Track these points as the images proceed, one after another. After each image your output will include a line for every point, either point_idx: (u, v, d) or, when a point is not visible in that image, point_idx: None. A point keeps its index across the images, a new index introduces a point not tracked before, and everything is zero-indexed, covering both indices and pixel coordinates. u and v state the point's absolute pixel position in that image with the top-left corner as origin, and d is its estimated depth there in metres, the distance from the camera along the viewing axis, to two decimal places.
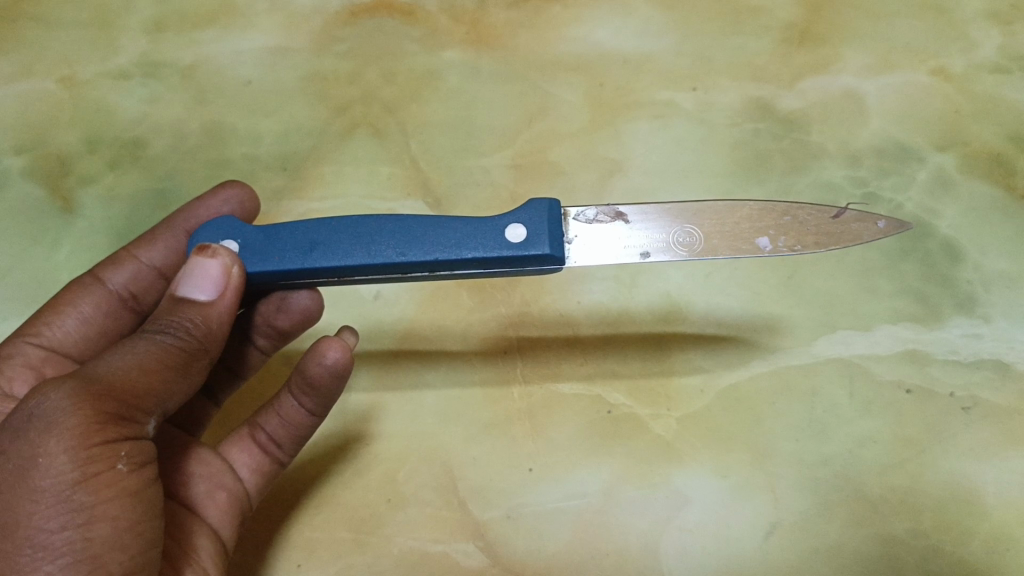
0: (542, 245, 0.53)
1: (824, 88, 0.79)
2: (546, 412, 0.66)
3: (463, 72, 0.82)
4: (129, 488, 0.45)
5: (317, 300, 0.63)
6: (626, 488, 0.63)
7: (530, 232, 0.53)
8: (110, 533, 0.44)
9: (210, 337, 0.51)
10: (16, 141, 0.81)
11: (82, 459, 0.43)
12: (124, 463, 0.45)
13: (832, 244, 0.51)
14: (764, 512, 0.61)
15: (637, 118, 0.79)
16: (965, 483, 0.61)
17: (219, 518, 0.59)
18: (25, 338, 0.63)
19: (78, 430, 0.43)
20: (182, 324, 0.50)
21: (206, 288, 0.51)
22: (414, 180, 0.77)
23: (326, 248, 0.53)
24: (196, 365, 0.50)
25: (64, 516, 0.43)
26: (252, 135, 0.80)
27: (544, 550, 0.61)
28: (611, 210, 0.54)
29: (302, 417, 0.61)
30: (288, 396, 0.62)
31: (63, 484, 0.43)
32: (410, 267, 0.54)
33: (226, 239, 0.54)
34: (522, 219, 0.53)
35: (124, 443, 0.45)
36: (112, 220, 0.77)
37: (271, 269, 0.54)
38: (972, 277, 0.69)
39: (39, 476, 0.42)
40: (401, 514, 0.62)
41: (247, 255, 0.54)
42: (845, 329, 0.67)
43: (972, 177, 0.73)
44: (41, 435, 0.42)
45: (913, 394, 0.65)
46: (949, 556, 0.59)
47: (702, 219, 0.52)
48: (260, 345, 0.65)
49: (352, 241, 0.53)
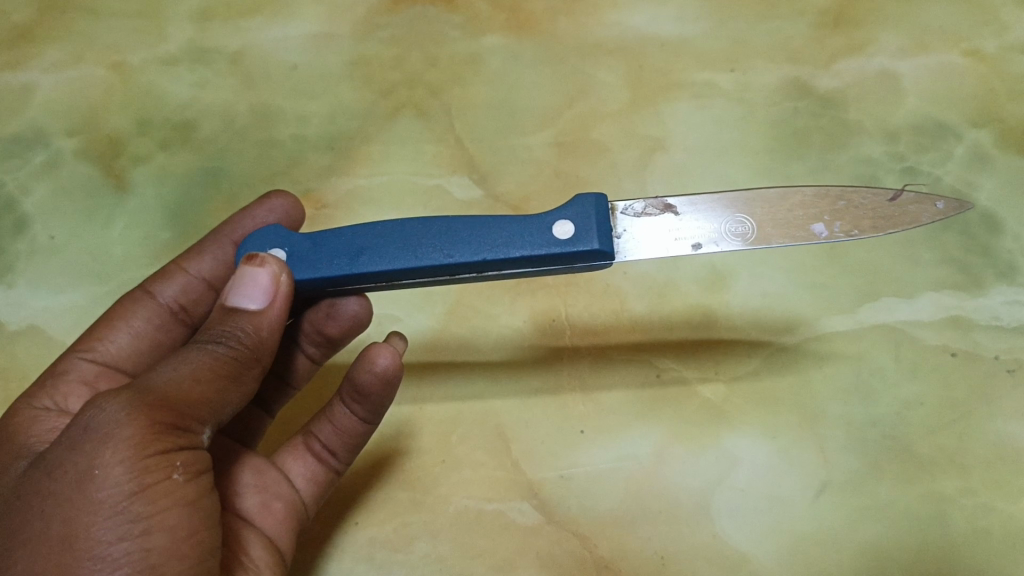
0: (590, 240, 0.52)
1: (860, 69, 0.80)
2: (596, 377, 0.67)
3: (504, 57, 0.84)
4: (184, 497, 0.46)
5: (365, 306, 0.62)
6: (676, 450, 0.64)
7: (577, 228, 0.52)
8: (167, 543, 0.44)
9: (260, 345, 0.51)
10: (69, 124, 0.83)
11: (138, 470, 0.43)
12: (179, 472, 0.46)
13: (886, 227, 0.52)
14: (815, 472, 0.62)
15: (678, 98, 0.80)
16: (1013, 442, 0.62)
17: (275, 527, 0.59)
18: (78, 353, 0.63)
19: (134, 440, 0.43)
20: (234, 333, 0.50)
21: (256, 296, 0.51)
22: (459, 158, 0.79)
23: (372, 253, 0.53)
24: (247, 374, 0.50)
25: (121, 527, 0.43)
26: (300, 117, 0.82)
27: (598, 509, 0.62)
28: (660, 202, 0.53)
29: (355, 424, 0.61)
30: (340, 403, 0.62)
31: (120, 495, 0.43)
32: (455, 268, 0.53)
33: (274, 248, 0.55)
34: (570, 215, 0.53)
35: (179, 452, 0.46)
36: (163, 198, 0.78)
37: (318, 277, 0.54)
38: (1011, 247, 0.70)
39: (97, 487, 0.42)
40: (456, 474, 0.64)
41: (295, 264, 0.54)
42: (889, 296, 0.69)
43: (1008, 152, 0.75)
44: (98, 447, 0.43)
45: (957, 358, 0.65)
46: (1000, 513, 0.60)
47: (753, 209, 0.52)
48: (310, 351, 0.65)
49: (399, 244, 0.53)
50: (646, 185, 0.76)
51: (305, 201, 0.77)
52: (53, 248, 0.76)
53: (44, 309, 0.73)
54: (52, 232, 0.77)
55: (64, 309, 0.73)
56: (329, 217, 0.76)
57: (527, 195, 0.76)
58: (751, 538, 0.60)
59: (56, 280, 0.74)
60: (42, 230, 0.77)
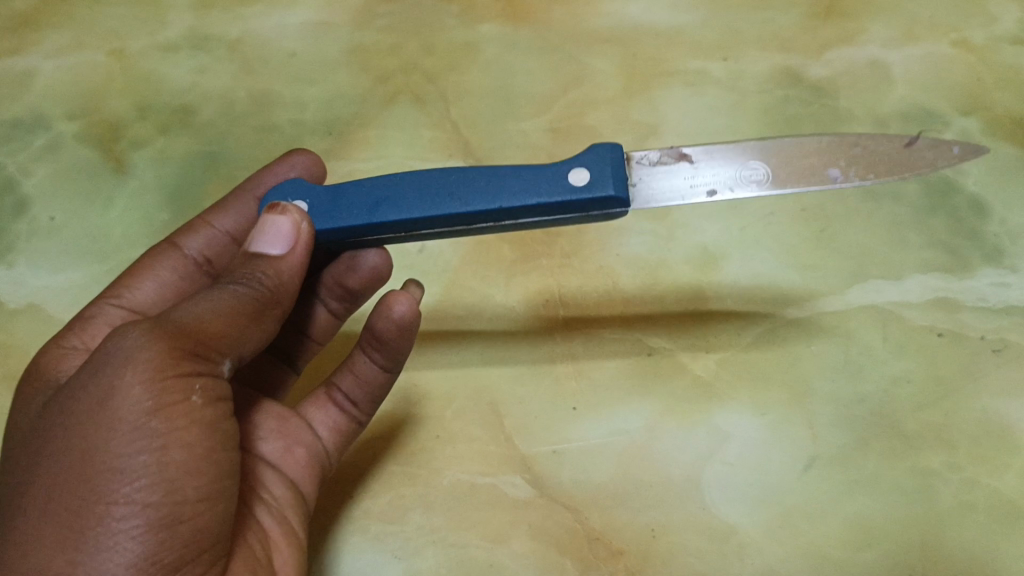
0: (606, 187, 0.52)
1: (850, 59, 0.82)
2: (589, 353, 0.68)
3: (501, 45, 0.85)
4: (204, 420, 0.46)
5: (386, 259, 0.63)
6: (667, 424, 0.64)
7: (593, 175, 0.52)
8: (185, 460, 0.44)
9: (280, 289, 0.51)
10: (69, 108, 0.84)
11: (158, 390, 0.44)
12: (199, 396, 0.46)
13: (903, 169, 0.51)
14: (803, 447, 0.63)
15: (670, 85, 0.81)
16: (998, 419, 0.63)
17: (298, 474, 0.60)
18: (107, 299, 0.63)
19: (154, 363, 0.43)
20: (255, 276, 0.50)
21: (277, 244, 0.51)
22: (455, 143, 0.80)
23: (392, 202, 0.53)
24: (268, 314, 0.50)
25: (142, 442, 0.43)
26: (298, 102, 0.83)
27: (590, 482, 0.62)
28: (675, 152, 0.53)
29: (375, 373, 0.62)
30: (360, 352, 0.62)
31: (140, 411, 0.43)
32: (474, 218, 0.53)
33: (294, 199, 0.55)
34: (585, 162, 0.52)
35: (199, 377, 0.46)
36: (162, 180, 0.79)
37: (338, 227, 0.54)
38: (998, 230, 0.71)
39: (118, 404, 0.43)
40: (450, 448, 0.64)
41: (315, 215, 0.55)
42: (877, 277, 0.70)
43: (995, 138, 0.76)
44: (119, 367, 0.43)
45: (944, 338, 0.66)
46: (985, 487, 0.61)
47: (768, 155, 0.52)
48: (331, 305, 0.66)
49: (416, 194, 0.53)
50: None
51: None
52: (53, 228, 0.77)
53: (44, 288, 0.74)
54: (52, 214, 0.78)
55: (64, 289, 0.74)
56: None
57: None
58: (739, 510, 0.61)
59: (56, 260, 0.75)
60: (43, 211, 0.78)
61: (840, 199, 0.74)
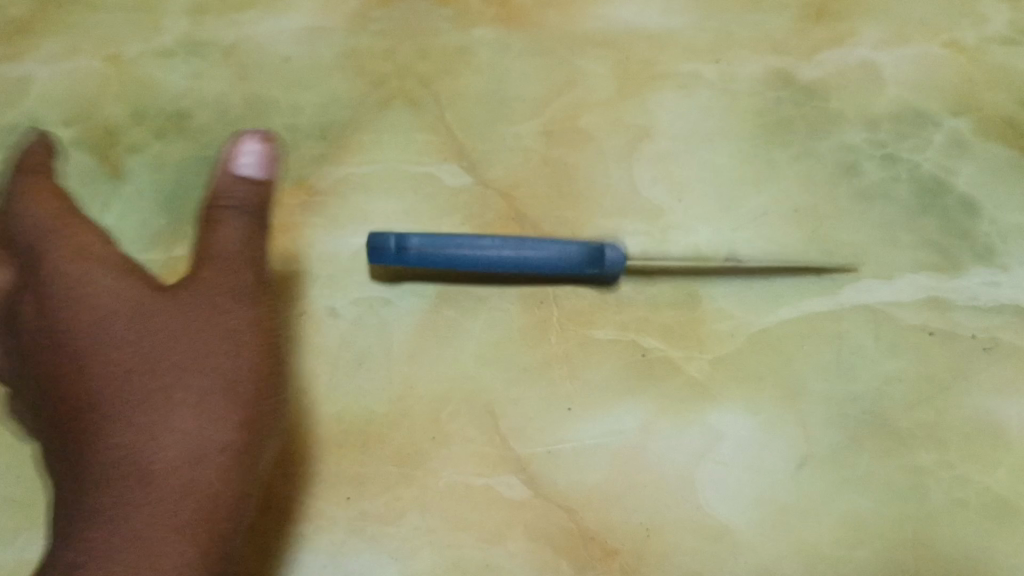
0: (606, 269, 0.68)
1: (841, 60, 0.81)
2: (584, 352, 0.67)
3: (494, 48, 0.85)
4: (229, 289, 0.66)
5: (266, 154, 0.68)
6: (661, 424, 0.65)
7: (599, 259, 0.67)
8: (234, 325, 0.65)
9: (261, 201, 0.68)
10: (66, 115, 0.84)
11: (120, 288, 0.65)
12: (245, 274, 0.66)
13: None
14: (796, 446, 0.64)
15: (664, 88, 0.81)
16: (987, 418, 0.65)
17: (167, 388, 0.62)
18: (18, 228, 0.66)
19: (110, 275, 0.65)
20: (238, 192, 0.67)
21: (253, 163, 0.68)
22: (450, 147, 0.80)
23: (462, 258, 0.67)
24: (262, 217, 0.68)
25: (117, 322, 0.63)
26: (293, 107, 0.84)
27: (585, 482, 0.63)
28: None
29: (216, 281, 0.65)
30: (200, 270, 0.66)
31: (109, 301, 0.64)
32: (514, 271, 0.68)
33: (381, 246, 0.67)
34: (593, 246, 0.67)
35: (240, 274, 0.66)
36: (159, 186, 0.80)
37: (417, 264, 0.68)
38: (989, 230, 0.72)
39: (83, 290, 0.64)
40: (446, 450, 0.65)
41: (401, 258, 0.67)
42: (869, 277, 0.70)
43: (985, 139, 0.77)
44: (83, 271, 0.64)
45: (935, 337, 0.67)
46: (974, 483, 0.63)
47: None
48: (235, 222, 0.67)
49: (473, 261, 0.67)
50: (632, 170, 0.78)
51: (299, 187, 0.78)
52: None
53: None
54: None
55: None
56: (322, 204, 0.78)
57: (516, 183, 0.78)
58: (732, 509, 0.62)
59: None
60: None
61: (830, 201, 0.74)
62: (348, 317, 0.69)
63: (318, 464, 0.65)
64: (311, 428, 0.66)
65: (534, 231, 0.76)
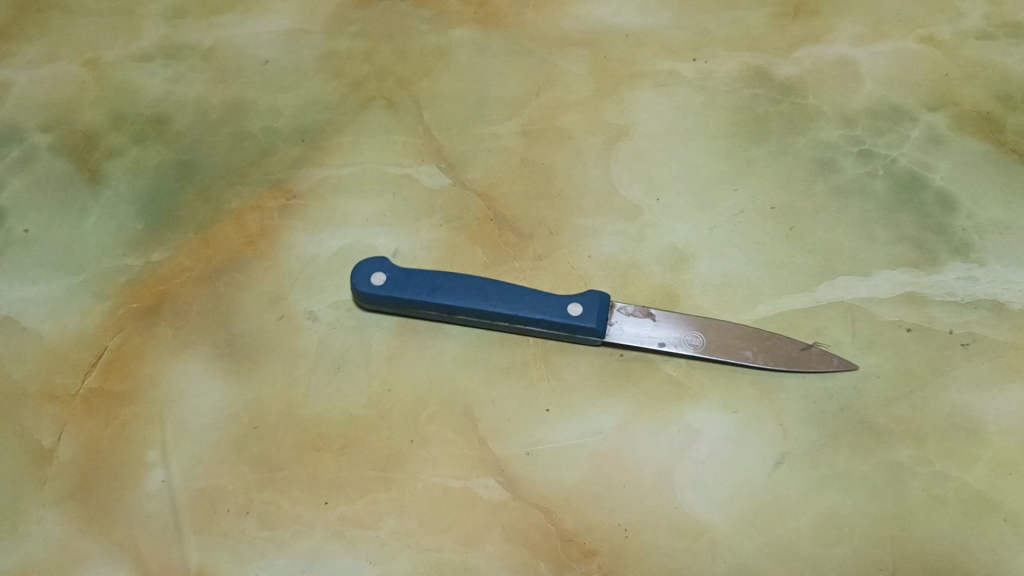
0: (589, 321, 0.66)
1: (817, 56, 0.82)
2: (560, 355, 0.68)
3: (473, 49, 0.86)
4: None
5: None
6: (639, 424, 0.65)
7: (584, 309, 0.66)
8: None
9: None
10: (43, 120, 0.84)
11: None
12: None
13: (799, 366, 0.65)
14: (774, 444, 0.64)
15: (642, 86, 0.82)
16: (967, 412, 0.64)
17: None
18: None
19: None
20: None
21: None
22: (428, 147, 0.80)
23: (443, 286, 0.68)
24: None
25: None
26: (271, 110, 0.83)
27: (563, 483, 0.63)
28: (643, 309, 0.68)
29: None
30: None
31: None
32: (495, 316, 0.67)
33: (377, 272, 0.69)
34: (579, 300, 0.67)
35: None
36: (138, 190, 0.79)
37: (403, 296, 0.68)
38: (966, 225, 0.72)
39: None
40: (424, 452, 0.64)
41: (391, 287, 0.68)
42: (845, 274, 0.70)
43: (962, 133, 0.77)
44: None
45: (913, 333, 0.67)
46: (955, 480, 0.62)
47: (706, 329, 0.66)
48: None
49: (462, 291, 0.67)
50: (611, 171, 0.77)
51: (277, 190, 0.78)
52: (27, 240, 0.76)
53: (18, 300, 0.73)
54: (27, 225, 0.77)
55: (39, 301, 0.73)
56: (301, 206, 0.77)
57: (494, 183, 0.77)
58: (712, 509, 0.62)
59: (30, 271, 0.74)
60: (17, 222, 0.77)
61: (808, 197, 0.74)
62: (326, 319, 0.71)
63: (295, 467, 0.64)
64: (289, 431, 0.66)
65: (513, 231, 0.74)
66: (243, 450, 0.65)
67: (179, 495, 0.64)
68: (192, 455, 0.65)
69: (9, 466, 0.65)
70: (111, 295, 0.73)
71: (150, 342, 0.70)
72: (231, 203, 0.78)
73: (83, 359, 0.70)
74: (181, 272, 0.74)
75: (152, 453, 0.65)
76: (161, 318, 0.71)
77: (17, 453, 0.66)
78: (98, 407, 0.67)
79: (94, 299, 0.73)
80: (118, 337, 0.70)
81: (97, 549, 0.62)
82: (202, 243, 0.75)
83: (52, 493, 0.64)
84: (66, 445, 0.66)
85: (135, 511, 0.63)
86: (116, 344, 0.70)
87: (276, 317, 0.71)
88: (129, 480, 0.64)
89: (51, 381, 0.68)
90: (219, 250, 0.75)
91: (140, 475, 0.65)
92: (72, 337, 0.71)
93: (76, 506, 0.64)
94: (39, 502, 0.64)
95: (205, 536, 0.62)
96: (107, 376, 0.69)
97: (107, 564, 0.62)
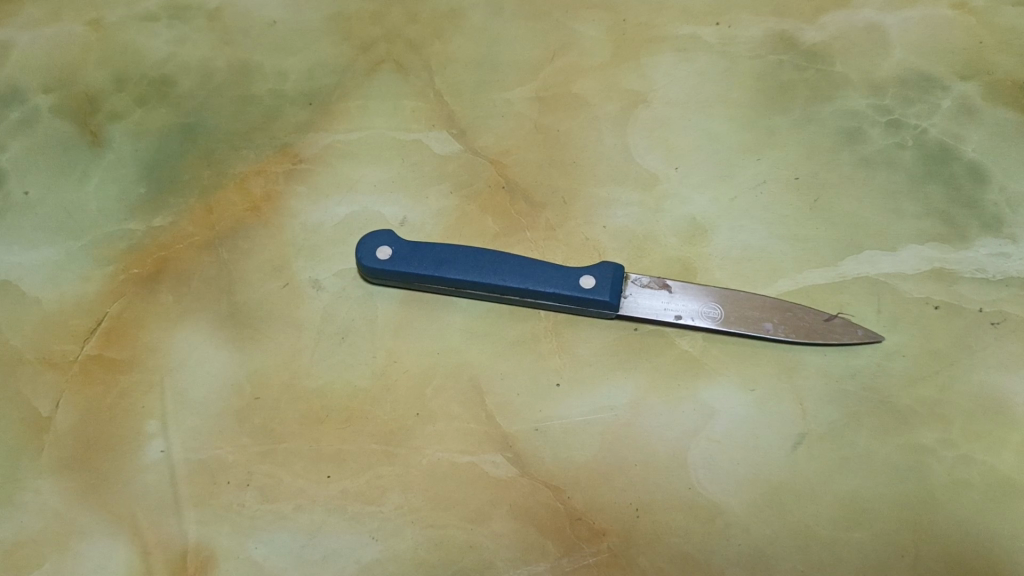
0: (603, 294, 0.64)
1: (845, 22, 0.79)
2: (572, 330, 0.66)
3: (486, 12, 0.83)
4: None
5: None
6: (653, 400, 0.63)
7: (597, 281, 0.64)
8: None
9: None
10: (45, 81, 0.81)
11: None
12: None
13: (819, 339, 0.63)
14: (792, 424, 0.61)
15: (661, 51, 0.79)
16: (996, 393, 0.61)
17: None
18: None
19: None
20: None
21: None
22: (439, 113, 0.77)
23: (450, 260, 0.66)
24: None
25: None
26: (278, 72, 0.81)
27: (573, 460, 0.61)
28: (659, 280, 0.65)
29: None
30: None
31: None
32: (505, 291, 0.65)
33: (381, 246, 0.67)
34: (592, 272, 0.64)
35: None
36: (140, 154, 0.77)
37: (410, 271, 0.66)
38: (997, 199, 0.69)
39: None
40: (430, 427, 0.62)
41: (397, 261, 0.66)
42: (870, 249, 0.68)
43: (995, 103, 0.74)
44: None
45: (940, 310, 0.64)
46: (982, 464, 0.59)
47: (725, 301, 0.64)
48: None
49: (470, 265, 0.65)
50: (627, 138, 0.75)
51: (282, 155, 0.76)
52: (26, 204, 0.74)
53: (18, 264, 0.71)
54: (27, 189, 0.75)
55: (38, 265, 0.71)
56: (307, 171, 0.75)
57: (506, 150, 0.75)
58: (727, 489, 0.59)
59: (29, 235, 0.73)
60: (17, 186, 0.75)
61: (832, 168, 0.72)
62: (331, 288, 0.69)
63: (297, 440, 0.62)
64: (291, 403, 0.64)
65: (525, 200, 0.72)
66: (244, 421, 0.63)
67: (177, 467, 0.62)
68: (191, 426, 0.63)
69: (3, 436, 0.64)
70: (112, 261, 0.71)
71: (150, 310, 0.68)
72: (235, 168, 0.75)
73: (82, 326, 0.68)
74: (184, 238, 0.72)
75: (152, 423, 0.64)
76: (161, 286, 0.69)
77: (9, 425, 0.64)
78: (96, 375, 0.66)
79: (93, 265, 0.71)
80: (118, 304, 0.69)
81: (93, 521, 0.61)
82: (205, 209, 0.73)
83: (48, 463, 0.62)
84: (63, 415, 0.64)
85: (131, 483, 0.62)
86: (115, 312, 0.68)
87: (279, 285, 0.69)
88: (126, 451, 0.63)
89: (49, 348, 0.67)
90: (223, 216, 0.73)
91: (138, 446, 0.63)
92: (71, 303, 0.69)
93: (72, 476, 0.62)
94: (35, 471, 0.62)
95: (203, 510, 0.60)
96: (107, 344, 0.67)
97: (103, 537, 0.60)
